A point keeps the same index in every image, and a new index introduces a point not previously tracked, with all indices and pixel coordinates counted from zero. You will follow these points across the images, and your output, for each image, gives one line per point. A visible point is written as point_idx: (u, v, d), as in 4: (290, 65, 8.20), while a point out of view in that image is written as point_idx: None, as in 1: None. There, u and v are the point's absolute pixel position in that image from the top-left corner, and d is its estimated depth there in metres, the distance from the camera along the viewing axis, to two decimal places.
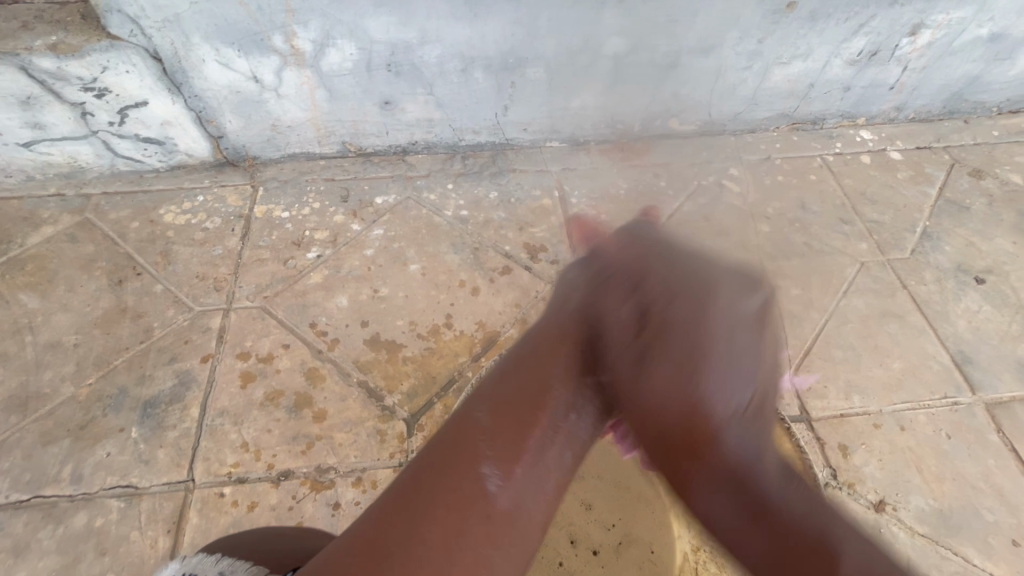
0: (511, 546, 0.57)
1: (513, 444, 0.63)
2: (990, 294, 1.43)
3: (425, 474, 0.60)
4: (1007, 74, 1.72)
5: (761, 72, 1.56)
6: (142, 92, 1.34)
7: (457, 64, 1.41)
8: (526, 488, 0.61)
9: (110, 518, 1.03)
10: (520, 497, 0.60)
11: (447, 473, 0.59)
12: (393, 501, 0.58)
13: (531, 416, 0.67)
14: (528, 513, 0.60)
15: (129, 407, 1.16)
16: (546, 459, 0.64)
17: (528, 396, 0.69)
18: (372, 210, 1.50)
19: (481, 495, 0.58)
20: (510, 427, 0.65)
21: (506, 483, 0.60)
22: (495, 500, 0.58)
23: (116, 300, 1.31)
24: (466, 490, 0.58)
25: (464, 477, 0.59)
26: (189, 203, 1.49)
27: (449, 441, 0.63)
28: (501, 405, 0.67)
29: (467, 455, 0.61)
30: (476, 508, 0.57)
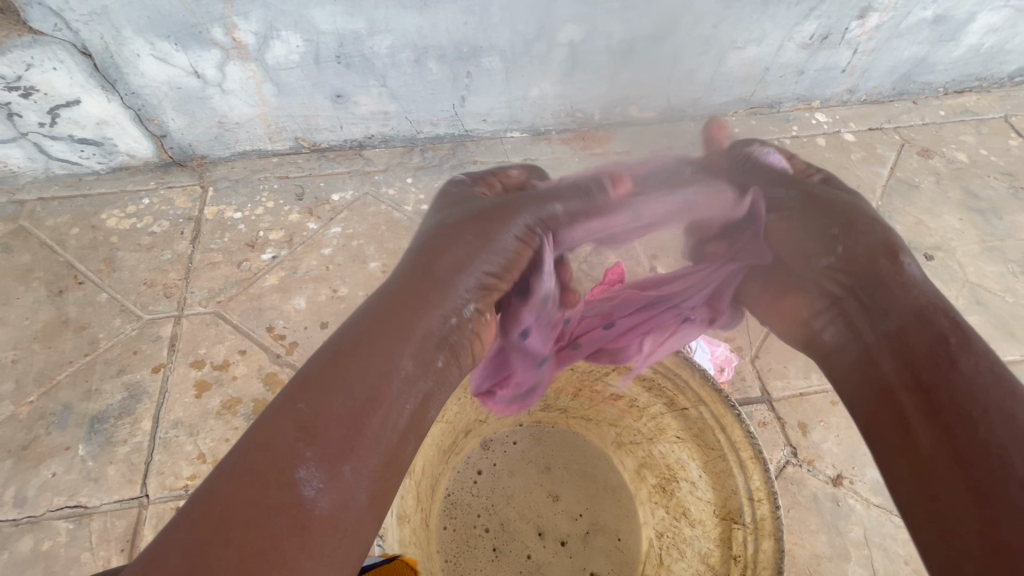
0: (335, 548, 0.46)
1: (342, 436, 0.51)
2: (938, 270, 1.48)
3: (223, 487, 0.45)
4: (952, 55, 1.77)
5: (717, 58, 1.56)
6: (73, 90, 1.27)
7: (410, 54, 1.37)
8: (354, 486, 0.50)
9: (58, 541, 0.99)
10: (345, 495, 0.49)
11: (245, 482, 0.46)
12: (176, 534, 0.43)
13: (368, 395, 0.54)
14: (356, 514, 0.49)
15: (75, 424, 1.11)
16: (390, 430, 0.54)
17: (365, 371, 0.55)
18: (329, 207, 1.46)
19: (293, 504, 0.46)
20: (341, 392, 0.53)
21: (328, 483, 0.48)
22: (312, 508, 0.46)
23: (57, 311, 1.24)
24: (271, 500, 0.45)
25: (270, 485, 0.46)
26: (134, 207, 1.42)
27: (255, 440, 0.48)
28: (319, 387, 0.53)
29: (275, 456, 0.48)
30: (284, 518, 0.45)
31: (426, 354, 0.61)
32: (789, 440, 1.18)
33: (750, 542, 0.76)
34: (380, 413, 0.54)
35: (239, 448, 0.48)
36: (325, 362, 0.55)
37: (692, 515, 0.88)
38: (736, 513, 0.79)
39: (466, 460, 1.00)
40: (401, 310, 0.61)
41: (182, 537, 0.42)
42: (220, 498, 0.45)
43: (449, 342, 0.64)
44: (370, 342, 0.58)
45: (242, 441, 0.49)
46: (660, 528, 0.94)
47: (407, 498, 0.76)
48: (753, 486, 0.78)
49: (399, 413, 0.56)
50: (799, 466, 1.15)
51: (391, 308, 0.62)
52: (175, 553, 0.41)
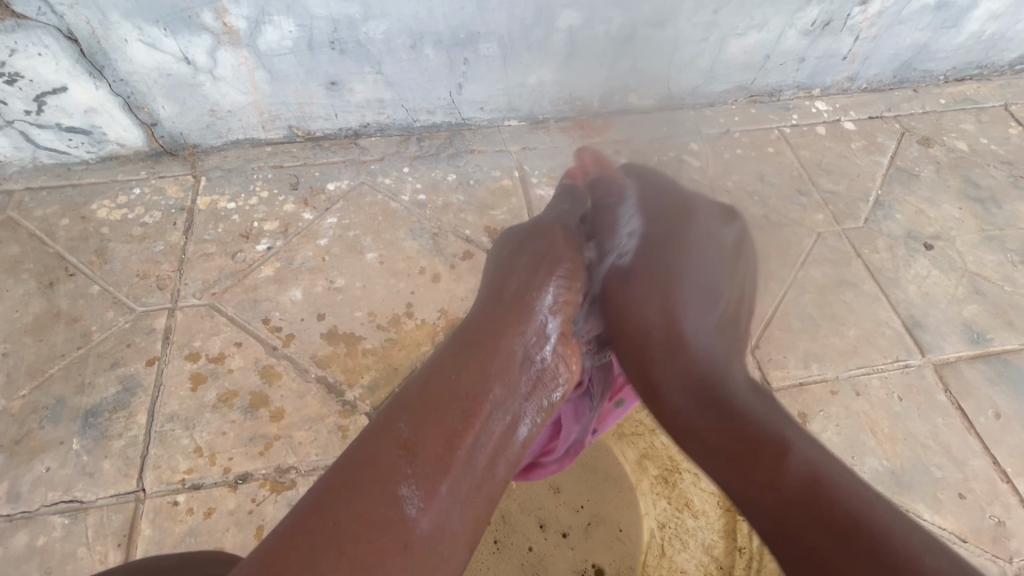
0: (436, 559, 0.62)
1: (437, 462, 0.66)
2: (937, 259, 1.48)
3: (333, 505, 0.60)
4: (952, 42, 1.75)
5: (717, 44, 1.54)
6: (59, 77, 1.23)
7: (406, 40, 1.35)
8: (448, 509, 0.64)
9: (54, 536, 0.98)
10: (439, 518, 0.63)
11: (359, 500, 0.61)
12: (290, 542, 0.57)
13: (459, 427, 0.69)
14: (451, 535, 0.64)
15: (68, 418, 1.09)
16: (483, 457, 0.70)
17: (453, 404, 0.71)
18: (324, 197, 1.44)
19: (399, 520, 0.61)
20: (437, 422, 0.69)
21: (424, 504, 0.63)
22: (414, 525, 0.61)
23: (48, 304, 1.22)
24: (377, 516, 0.60)
25: (375, 505, 0.61)
26: (125, 197, 1.39)
27: (363, 459, 0.65)
28: (425, 416, 0.69)
29: (380, 477, 0.63)
30: (392, 535, 0.60)
31: (510, 380, 0.77)
32: None
33: None
34: (470, 438, 0.70)
35: (348, 467, 0.64)
36: (420, 397, 0.71)
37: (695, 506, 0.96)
38: None
39: None
40: (483, 351, 0.78)
41: (299, 541, 0.57)
42: (334, 513, 0.59)
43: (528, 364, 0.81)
44: (462, 380, 0.73)
45: (353, 458, 0.65)
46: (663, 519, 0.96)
47: None
48: None
49: (490, 440, 0.72)
50: None
51: (476, 345, 0.79)
52: (302, 550, 0.56)
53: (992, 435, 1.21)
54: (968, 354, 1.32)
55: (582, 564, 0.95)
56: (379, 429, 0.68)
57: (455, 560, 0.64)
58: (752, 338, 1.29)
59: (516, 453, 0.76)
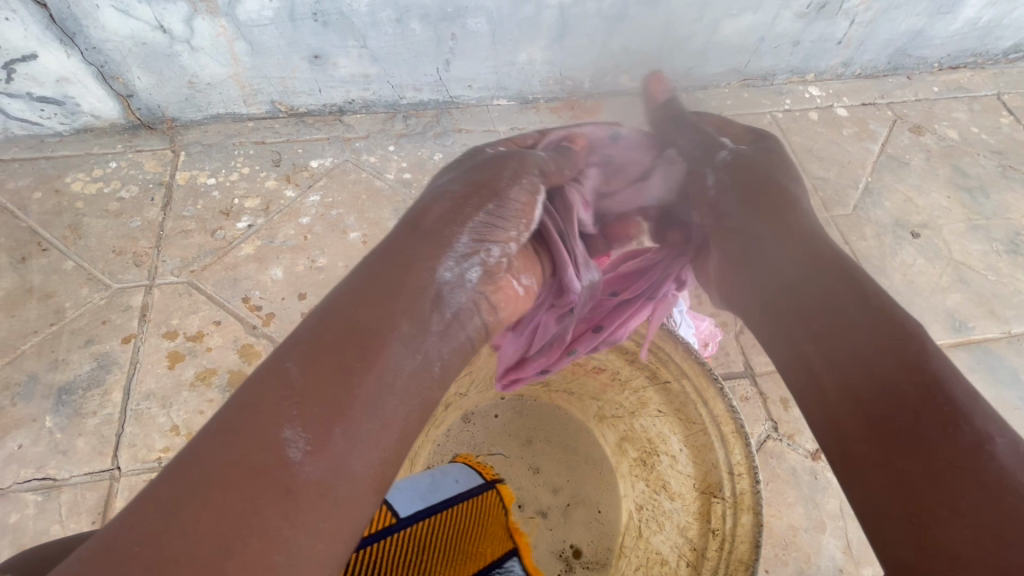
0: (330, 514, 0.43)
1: (331, 398, 0.47)
2: (924, 248, 1.48)
3: (209, 451, 0.42)
4: (948, 29, 1.73)
5: (711, 26, 1.51)
6: (28, 43, 1.19)
7: (391, 13, 1.30)
8: (348, 452, 0.46)
9: (26, 513, 0.96)
10: (335, 460, 0.45)
11: (226, 445, 0.42)
12: (144, 505, 0.40)
13: (362, 362, 0.50)
14: (351, 481, 0.45)
15: (41, 395, 1.07)
16: (399, 387, 0.51)
17: (362, 330, 0.52)
18: (307, 174, 1.41)
19: (276, 466, 0.42)
20: (340, 348, 0.50)
21: (316, 446, 0.44)
22: (300, 471, 0.43)
23: (21, 279, 1.19)
24: (253, 461, 0.42)
25: (251, 449, 0.42)
26: (100, 170, 1.35)
27: (235, 401, 0.46)
28: (316, 348, 0.50)
29: (255, 419, 0.44)
30: (272, 485, 0.41)
31: (440, 296, 0.59)
32: (770, 415, 1.18)
33: (728, 516, 0.75)
34: (384, 363, 0.51)
35: (220, 412, 0.46)
36: (314, 329, 0.52)
37: (671, 489, 0.87)
38: (716, 487, 0.78)
39: (447, 434, 0.99)
40: (395, 278, 0.58)
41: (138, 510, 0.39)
42: (200, 461, 0.42)
43: (463, 280, 0.62)
44: (371, 304, 0.55)
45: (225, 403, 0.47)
46: (641, 501, 0.92)
47: None
48: (734, 461, 0.77)
49: (408, 375, 0.52)
50: (780, 440, 1.16)
51: (391, 270, 0.59)
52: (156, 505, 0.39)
53: None
54: (949, 342, 1.33)
55: (560, 544, 0.96)
56: (263, 370, 0.49)
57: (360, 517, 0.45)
58: (737, 324, 1.29)
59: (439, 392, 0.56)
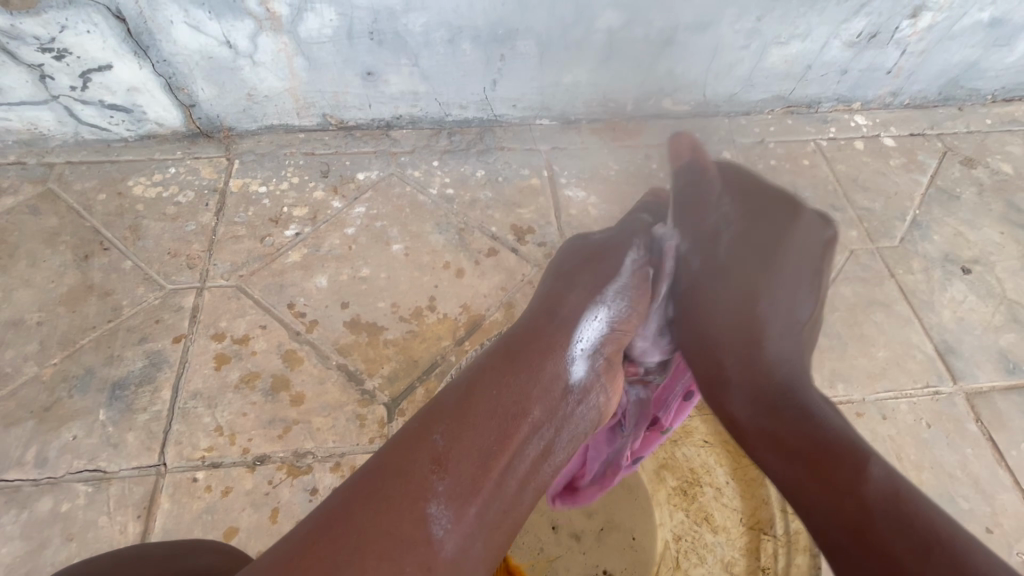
0: None
1: (469, 481, 0.65)
2: (976, 284, 1.43)
3: (360, 512, 0.59)
4: (1005, 60, 1.69)
5: (758, 52, 1.51)
6: (106, 54, 1.26)
7: (444, 34, 1.35)
8: (473, 533, 0.63)
9: (77, 503, 1.00)
10: (464, 542, 0.61)
11: (389, 513, 0.60)
12: (315, 537, 0.58)
13: (494, 447, 0.68)
14: (471, 561, 0.62)
15: (96, 389, 1.12)
16: (514, 477, 0.68)
17: (490, 422, 0.70)
18: (353, 186, 1.45)
19: (424, 539, 0.59)
20: (473, 435, 0.68)
21: (451, 526, 0.61)
22: (438, 547, 0.60)
23: (82, 276, 1.25)
24: (403, 533, 0.59)
25: (403, 521, 0.60)
26: (160, 175, 1.42)
27: (394, 470, 0.64)
28: (459, 435, 0.67)
29: (411, 494, 0.62)
30: (415, 556, 0.58)
31: (554, 404, 0.76)
32: None
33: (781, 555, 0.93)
34: (500, 463, 0.67)
35: (380, 475, 0.63)
36: (456, 410, 0.70)
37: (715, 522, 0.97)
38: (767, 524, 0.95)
39: None
40: (526, 368, 0.77)
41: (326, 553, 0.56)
42: (356, 525, 0.58)
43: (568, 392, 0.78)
44: (499, 404, 0.72)
45: (384, 466, 0.65)
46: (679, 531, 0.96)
47: None
48: (783, 497, 0.95)
49: (524, 466, 0.69)
50: None
51: (522, 364, 0.77)
52: (319, 549, 0.56)
53: None
54: (1002, 385, 1.27)
55: (592, 569, 0.93)
56: (415, 436, 0.67)
57: None
58: None
59: (547, 482, 0.72)
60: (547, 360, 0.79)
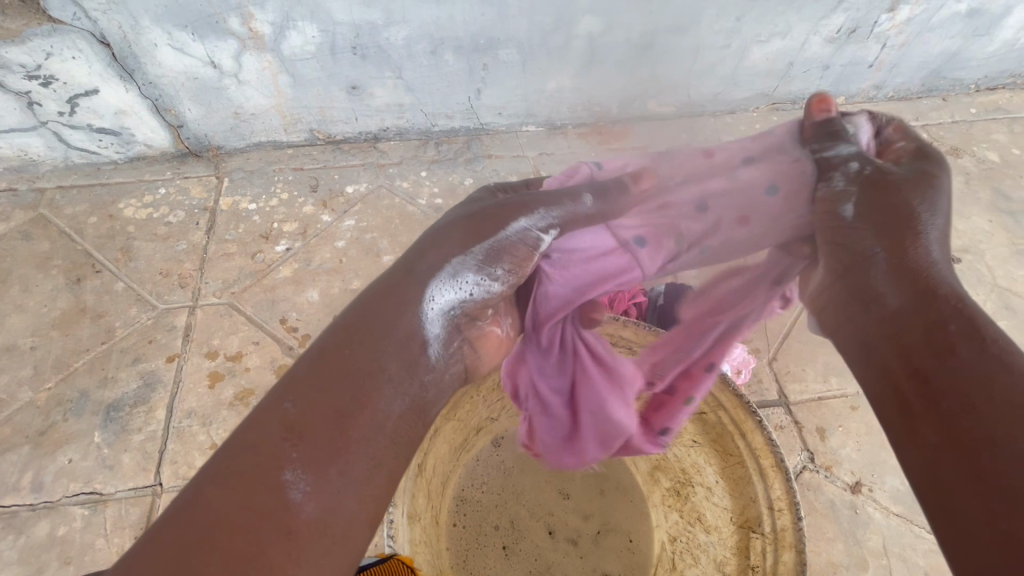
0: (331, 551, 0.42)
1: (329, 442, 0.46)
2: (966, 273, 1.44)
3: (204, 500, 0.40)
4: (986, 50, 1.70)
5: (739, 51, 1.52)
6: (92, 79, 1.28)
7: (426, 45, 1.36)
8: (346, 490, 0.45)
9: (74, 526, 1.00)
10: (333, 501, 0.44)
11: (231, 491, 0.41)
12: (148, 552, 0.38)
13: (358, 393, 0.49)
14: (347, 520, 0.44)
15: (91, 411, 1.12)
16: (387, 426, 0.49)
17: (355, 372, 0.50)
18: (343, 200, 1.46)
19: (277, 512, 0.41)
20: (336, 384, 0.49)
21: (315, 487, 0.43)
22: (298, 514, 0.42)
23: (75, 300, 1.25)
24: (251, 509, 0.41)
25: (251, 501, 0.41)
26: (151, 196, 1.43)
27: (240, 447, 0.44)
28: (313, 391, 0.48)
29: (257, 466, 0.43)
30: (270, 529, 0.40)
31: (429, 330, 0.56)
32: (805, 446, 1.15)
33: (768, 552, 0.76)
34: (371, 410, 0.49)
35: (224, 459, 0.43)
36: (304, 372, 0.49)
37: (707, 521, 0.90)
38: (754, 521, 0.79)
39: (476, 458, 0.99)
40: (397, 301, 0.56)
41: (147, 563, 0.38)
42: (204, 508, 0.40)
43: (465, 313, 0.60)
44: (353, 360, 0.51)
45: (229, 451, 0.44)
46: (674, 533, 0.95)
47: (420, 498, 0.78)
48: (773, 496, 0.77)
49: (393, 420, 0.50)
50: (817, 472, 1.12)
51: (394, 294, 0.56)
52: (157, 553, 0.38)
53: None
54: None
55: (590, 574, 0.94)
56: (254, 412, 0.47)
57: (354, 552, 0.44)
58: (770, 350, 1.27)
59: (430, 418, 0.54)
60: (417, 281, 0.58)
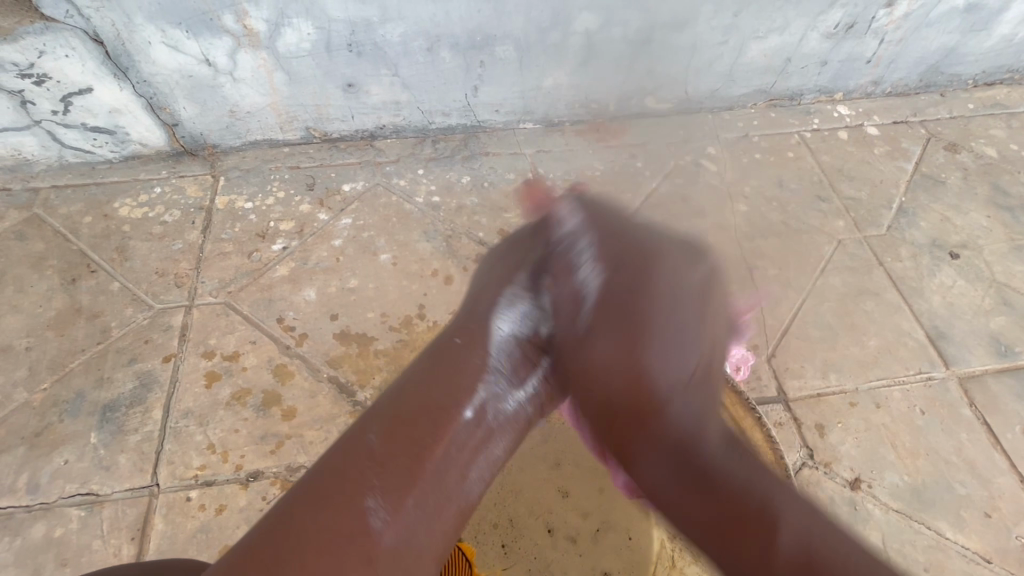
0: None
1: (406, 473, 0.62)
2: (964, 269, 1.43)
3: (301, 512, 0.57)
4: (982, 45, 1.70)
5: (737, 47, 1.51)
6: (85, 77, 1.27)
7: (423, 42, 1.35)
8: (416, 522, 0.60)
9: (70, 528, 1.00)
10: (407, 530, 0.59)
11: (328, 509, 0.58)
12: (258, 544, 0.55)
13: (429, 440, 0.65)
14: (417, 546, 0.59)
15: (87, 412, 1.11)
16: (456, 465, 0.66)
17: (424, 415, 0.67)
18: (339, 198, 1.45)
19: (362, 532, 0.57)
20: (410, 428, 0.65)
21: (391, 517, 0.59)
22: (379, 539, 0.58)
23: (70, 300, 1.25)
24: (343, 527, 0.57)
25: (344, 514, 0.58)
26: (146, 195, 1.42)
27: (335, 470, 0.61)
28: (394, 429, 0.64)
29: (350, 491, 0.59)
30: (356, 549, 0.56)
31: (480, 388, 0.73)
32: (805, 442, 1.15)
33: None
34: (439, 450, 0.65)
35: (316, 478, 0.61)
36: (389, 411, 0.67)
37: None
38: None
39: None
40: (453, 364, 0.73)
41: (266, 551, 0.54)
42: (298, 524, 0.56)
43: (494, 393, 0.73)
44: (417, 419, 0.66)
45: (325, 467, 0.62)
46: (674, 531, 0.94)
47: None
48: None
49: (460, 455, 0.67)
50: (816, 468, 1.12)
51: (446, 365, 0.74)
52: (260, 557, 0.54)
53: (1020, 452, 1.17)
54: (994, 368, 1.28)
55: (590, 571, 0.93)
56: (349, 441, 0.64)
57: None
58: (768, 347, 1.27)
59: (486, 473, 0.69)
60: (469, 353, 0.75)
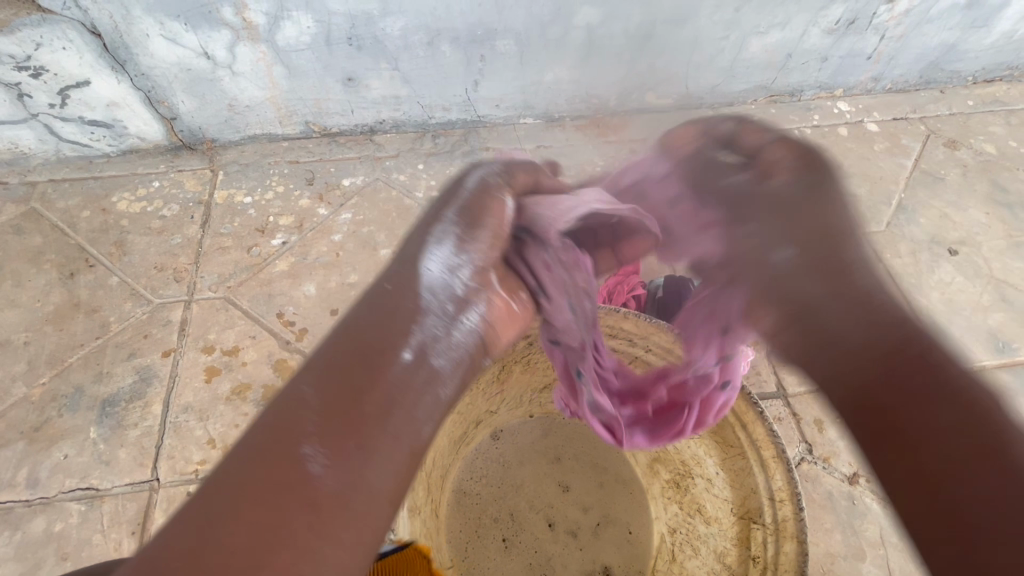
0: (351, 530, 0.42)
1: (350, 411, 0.46)
2: (963, 266, 1.44)
3: (232, 471, 0.42)
4: (983, 42, 1.70)
5: (738, 43, 1.51)
6: (83, 71, 1.26)
7: (423, 36, 1.34)
8: (368, 463, 0.44)
9: (70, 522, 1.00)
10: (354, 471, 0.43)
11: (253, 462, 0.42)
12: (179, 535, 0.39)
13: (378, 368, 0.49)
14: (371, 494, 0.44)
15: (86, 407, 1.11)
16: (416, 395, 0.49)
17: (369, 344, 0.50)
18: (339, 193, 1.44)
19: (297, 485, 0.41)
20: (354, 360, 0.49)
21: (332, 460, 0.43)
22: (318, 488, 0.42)
23: (69, 294, 1.24)
24: (271, 480, 0.41)
25: (276, 465, 0.42)
26: (144, 190, 1.41)
27: (267, 423, 0.45)
28: (334, 361, 0.48)
29: (278, 437, 0.43)
30: (290, 503, 0.40)
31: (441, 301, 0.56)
32: (804, 437, 1.15)
33: (770, 542, 0.75)
34: (391, 374, 0.49)
35: (243, 439, 0.45)
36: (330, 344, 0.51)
37: (707, 513, 0.90)
38: (756, 512, 0.79)
39: (476, 450, 0.99)
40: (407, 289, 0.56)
41: (184, 536, 0.38)
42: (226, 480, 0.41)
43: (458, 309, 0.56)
44: (365, 343, 0.50)
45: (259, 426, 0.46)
46: (674, 525, 0.95)
47: (420, 490, 0.77)
48: (775, 487, 0.77)
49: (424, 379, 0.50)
50: (815, 463, 1.13)
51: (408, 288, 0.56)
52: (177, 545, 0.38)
53: None
54: (992, 364, 1.28)
55: (590, 564, 0.95)
56: (283, 390, 0.48)
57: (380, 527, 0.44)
58: (768, 343, 1.27)
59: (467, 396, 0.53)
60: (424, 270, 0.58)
